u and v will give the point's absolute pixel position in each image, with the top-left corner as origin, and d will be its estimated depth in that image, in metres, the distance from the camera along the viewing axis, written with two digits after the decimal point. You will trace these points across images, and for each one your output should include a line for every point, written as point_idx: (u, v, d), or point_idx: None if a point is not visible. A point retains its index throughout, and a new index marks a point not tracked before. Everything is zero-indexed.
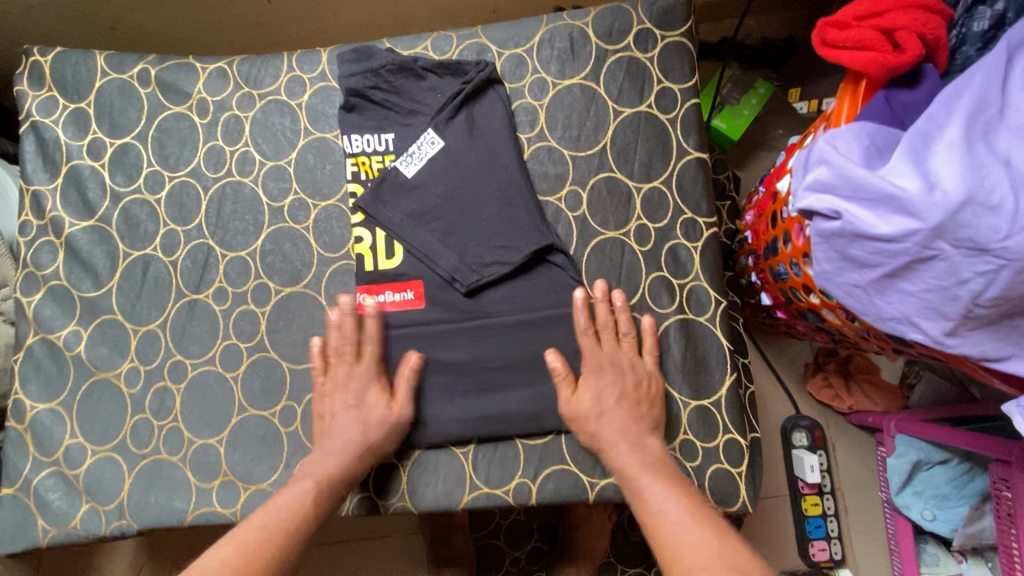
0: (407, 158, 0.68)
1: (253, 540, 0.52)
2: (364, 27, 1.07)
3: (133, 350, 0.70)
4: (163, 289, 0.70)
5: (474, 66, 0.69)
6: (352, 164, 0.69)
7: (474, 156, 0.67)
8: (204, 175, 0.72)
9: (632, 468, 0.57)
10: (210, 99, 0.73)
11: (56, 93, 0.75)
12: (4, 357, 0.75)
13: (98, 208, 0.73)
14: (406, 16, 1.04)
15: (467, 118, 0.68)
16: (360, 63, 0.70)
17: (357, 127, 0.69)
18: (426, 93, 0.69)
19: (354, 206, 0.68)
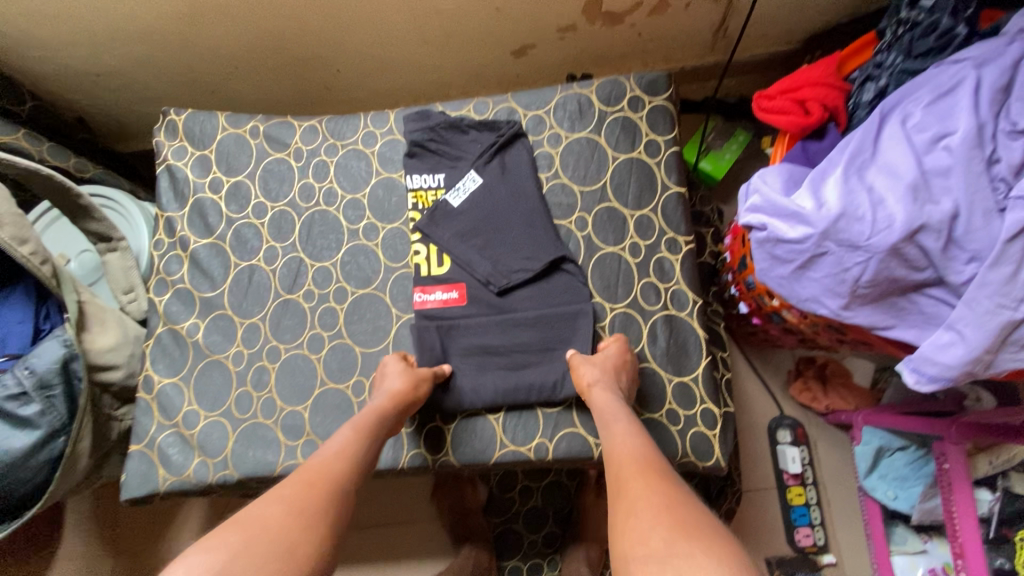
0: (454, 192, 0.89)
1: (317, 467, 0.64)
2: (412, 89, 1.32)
3: (239, 337, 0.89)
4: (264, 290, 0.91)
5: (506, 125, 0.91)
6: (412, 197, 0.90)
7: (506, 190, 0.88)
8: (298, 204, 0.94)
9: (610, 409, 0.70)
10: (304, 148, 0.96)
11: (186, 143, 0.98)
12: (133, 345, 0.96)
13: (216, 229, 0.94)
14: (448, 81, 1.29)
15: (501, 161, 0.90)
16: (420, 122, 0.92)
17: (417, 169, 0.91)
18: (469, 143, 0.91)
19: (414, 228, 0.89)
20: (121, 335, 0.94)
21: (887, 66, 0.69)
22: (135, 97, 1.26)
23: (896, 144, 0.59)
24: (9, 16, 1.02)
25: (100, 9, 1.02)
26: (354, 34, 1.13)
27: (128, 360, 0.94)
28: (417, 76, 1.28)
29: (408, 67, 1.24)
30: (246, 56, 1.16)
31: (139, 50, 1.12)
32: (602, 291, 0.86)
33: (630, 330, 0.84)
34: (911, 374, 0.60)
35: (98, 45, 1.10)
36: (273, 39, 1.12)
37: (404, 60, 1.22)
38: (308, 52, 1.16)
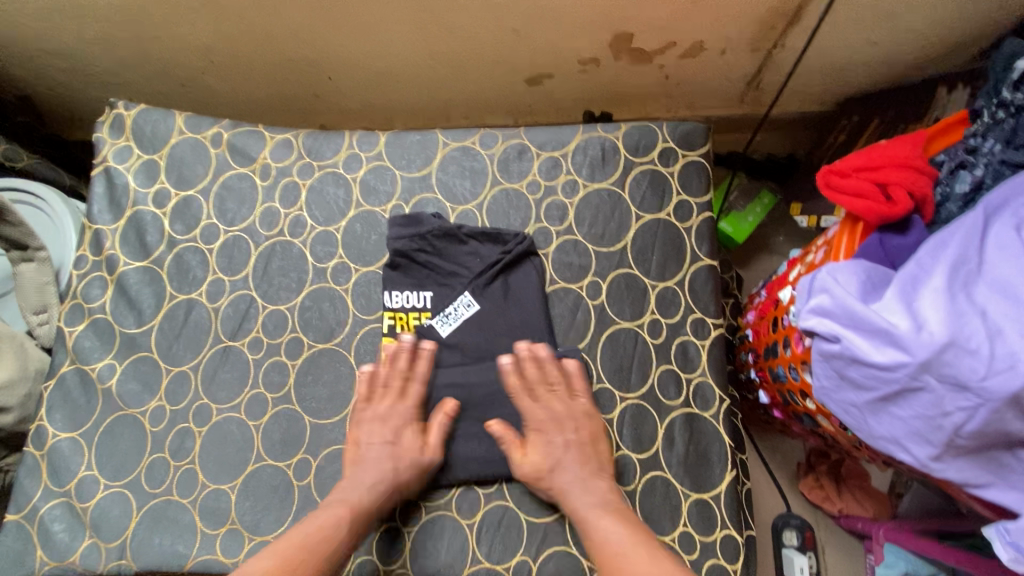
0: (443, 317, 0.73)
1: (286, 559, 0.56)
2: (411, 107, 1.19)
3: (162, 388, 0.72)
4: (201, 333, 0.74)
5: (515, 242, 0.74)
6: (389, 318, 0.73)
7: (507, 322, 0.73)
8: (257, 232, 0.78)
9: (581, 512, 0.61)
10: (274, 165, 0.80)
11: (133, 144, 0.82)
12: (32, 381, 0.78)
13: (153, 251, 0.78)
14: (452, 103, 1.16)
15: (503, 285, 0.74)
16: (409, 228, 0.75)
17: (398, 284, 0.74)
18: (466, 257, 0.75)
19: (387, 359, 0.72)
20: (16, 370, 0.76)
21: (985, 153, 0.57)
22: (90, 82, 1.10)
23: (1014, 257, 0.46)
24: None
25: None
26: (350, 40, 0.99)
27: (23, 401, 0.76)
28: (418, 93, 1.14)
29: (408, 83, 1.11)
30: (222, 50, 1.01)
31: (96, 30, 0.97)
32: (613, 376, 0.71)
33: (642, 429, 0.69)
34: (1007, 550, 0.46)
35: (46, 20, 0.94)
36: (256, 34, 0.97)
37: (405, 75, 1.09)
38: (295, 54, 1.02)
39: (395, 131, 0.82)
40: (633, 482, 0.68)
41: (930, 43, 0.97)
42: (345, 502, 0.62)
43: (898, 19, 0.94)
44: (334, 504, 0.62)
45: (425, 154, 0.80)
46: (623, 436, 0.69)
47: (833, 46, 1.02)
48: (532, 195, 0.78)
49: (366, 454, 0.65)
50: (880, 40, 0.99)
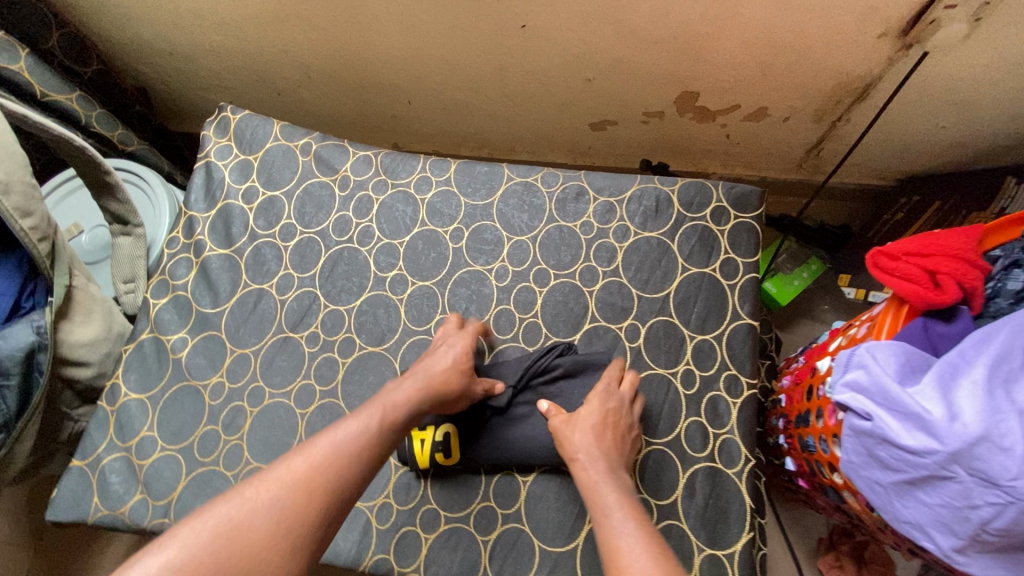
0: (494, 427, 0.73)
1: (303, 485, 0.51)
2: (479, 137, 1.26)
3: (225, 367, 0.79)
4: (267, 321, 0.81)
5: (566, 380, 0.74)
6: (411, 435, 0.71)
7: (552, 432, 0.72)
8: (330, 236, 0.85)
9: (590, 478, 0.60)
10: (353, 178, 0.88)
11: (233, 144, 0.91)
12: (112, 342, 0.86)
13: (236, 242, 0.86)
14: (518, 137, 1.23)
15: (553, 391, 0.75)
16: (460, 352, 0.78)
17: None
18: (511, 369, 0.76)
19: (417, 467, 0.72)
20: (102, 330, 0.84)
21: None
22: (200, 85, 1.23)
23: None
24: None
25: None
26: (436, 72, 1.07)
27: (102, 359, 0.85)
28: (488, 125, 1.22)
29: (481, 115, 1.18)
30: (320, 68, 1.11)
31: (217, 40, 1.08)
32: (641, 420, 0.74)
33: (663, 476, 0.71)
34: None
35: (178, 30, 1.07)
36: (351, 57, 1.06)
37: (479, 107, 1.16)
38: (383, 78, 1.11)
39: (465, 160, 0.88)
40: None
41: (999, 134, 0.98)
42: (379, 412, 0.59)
43: (968, 107, 0.95)
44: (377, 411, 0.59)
45: (490, 184, 0.86)
46: (644, 481, 0.71)
47: (899, 126, 1.03)
48: (585, 235, 0.83)
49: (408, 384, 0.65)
50: (947, 125, 1.00)
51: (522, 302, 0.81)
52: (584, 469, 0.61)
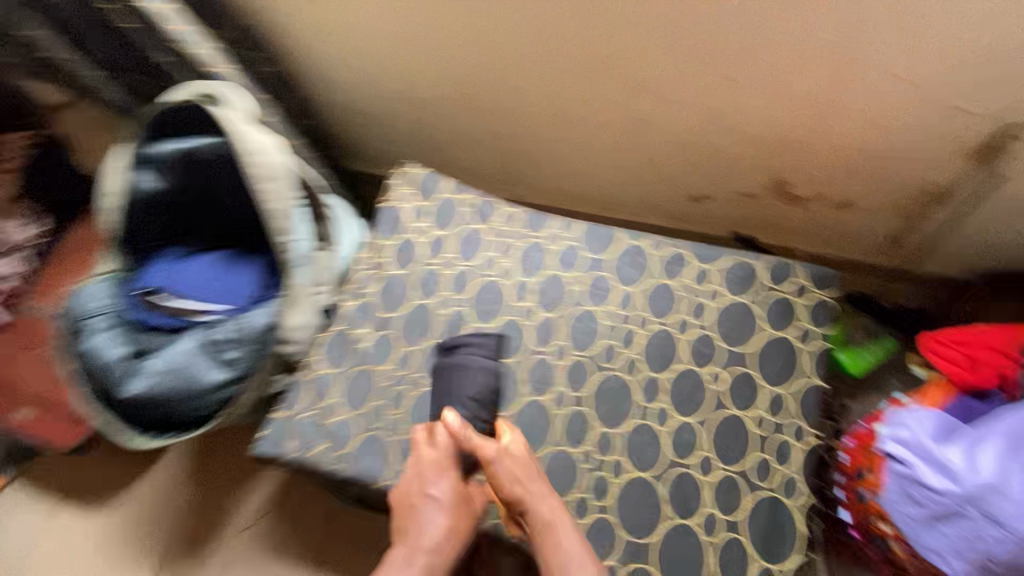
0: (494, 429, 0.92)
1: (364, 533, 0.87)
2: (587, 197, 1.50)
3: (394, 358, 1.06)
4: (426, 328, 1.07)
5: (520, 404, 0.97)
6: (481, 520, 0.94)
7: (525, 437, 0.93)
8: (479, 270, 1.11)
9: (556, 532, 0.84)
10: (501, 228, 1.15)
11: (413, 192, 1.21)
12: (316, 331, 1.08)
13: (410, 265, 1.14)
14: (622, 201, 1.46)
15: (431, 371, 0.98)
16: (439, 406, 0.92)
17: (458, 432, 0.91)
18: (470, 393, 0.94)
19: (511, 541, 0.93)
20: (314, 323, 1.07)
21: None
22: (370, 144, 1.54)
23: None
24: (321, 71, 1.33)
25: (390, 80, 1.31)
26: (567, 145, 1.35)
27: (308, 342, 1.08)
28: (598, 189, 1.46)
29: (594, 180, 1.42)
30: (473, 133, 1.40)
31: (395, 107, 1.39)
32: (719, 451, 0.93)
33: (732, 497, 0.90)
34: None
35: (371, 104, 1.40)
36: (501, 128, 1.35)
37: (594, 174, 1.40)
38: (521, 145, 1.39)
39: (589, 223, 1.12)
40: (716, 536, 0.89)
41: None
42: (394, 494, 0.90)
43: None
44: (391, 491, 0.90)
45: (608, 244, 1.09)
46: (716, 499, 0.90)
47: (976, 227, 1.16)
48: (682, 293, 1.02)
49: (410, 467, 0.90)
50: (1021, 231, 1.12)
51: (626, 339, 1.00)
52: (550, 527, 0.84)
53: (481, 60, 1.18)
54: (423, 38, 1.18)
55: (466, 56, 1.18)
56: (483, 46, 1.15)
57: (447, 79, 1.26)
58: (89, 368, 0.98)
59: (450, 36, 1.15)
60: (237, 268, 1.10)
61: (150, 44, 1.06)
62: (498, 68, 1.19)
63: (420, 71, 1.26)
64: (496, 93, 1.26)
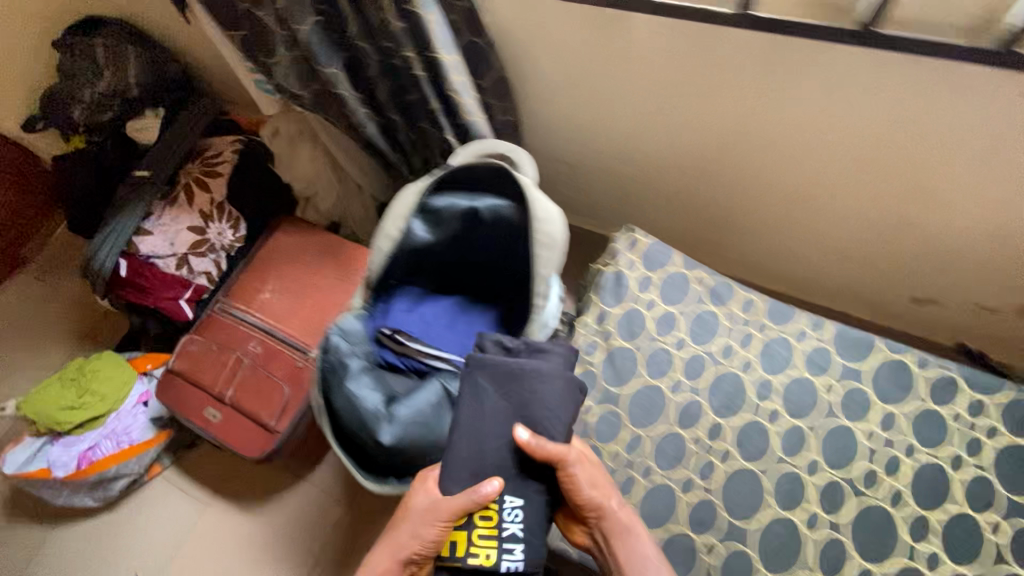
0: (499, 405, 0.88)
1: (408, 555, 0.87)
2: (786, 277, 1.47)
3: (622, 439, 1.02)
4: (657, 413, 1.02)
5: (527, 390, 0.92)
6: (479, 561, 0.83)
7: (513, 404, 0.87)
8: (716, 357, 1.05)
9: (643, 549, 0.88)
10: (739, 314, 1.09)
11: (638, 259, 1.17)
12: None
13: (637, 339, 1.09)
14: (829, 288, 1.43)
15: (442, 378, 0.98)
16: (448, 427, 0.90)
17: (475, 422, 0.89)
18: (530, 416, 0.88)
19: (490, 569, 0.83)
20: None
21: None
22: (566, 193, 1.54)
23: None
24: (556, 129, 1.34)
25: (629, 145, 1.31)
26: (789, 228, 1.34)
27: None
28: (805, 272, 1.43)
29: (805, 264, 1.40)
30: (686, 200, 1.39)
31: (612, 165, 1.39)
32: None
33: None
34: None
35: (593, 163, 1.41)
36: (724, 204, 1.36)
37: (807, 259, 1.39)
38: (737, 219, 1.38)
39: (840, 324, 1.06)
40: None
41: None
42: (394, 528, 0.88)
43: None
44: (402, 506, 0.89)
45: (863, 352, 1.02)
46: None
47: None
48: (954, 423, 0.94)
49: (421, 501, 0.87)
50: None
51: (889, 465, 0.93)
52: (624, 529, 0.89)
53: (750, 142, 1.18)
54: (691, 115, 1.18)
55: (732, 137, 1.18)
56: (758, 130, 1.15)
57: (695, 153, 1.26)
58: (341, 410, 0.95)
59: (726, 117, 1.15)
60: (472, 318, 1.10)
61: (424, 81, 1.07)
62: (764, 151, 1.18)
63: (667, 142, 1.26)
64: (744, 174, 1.25)
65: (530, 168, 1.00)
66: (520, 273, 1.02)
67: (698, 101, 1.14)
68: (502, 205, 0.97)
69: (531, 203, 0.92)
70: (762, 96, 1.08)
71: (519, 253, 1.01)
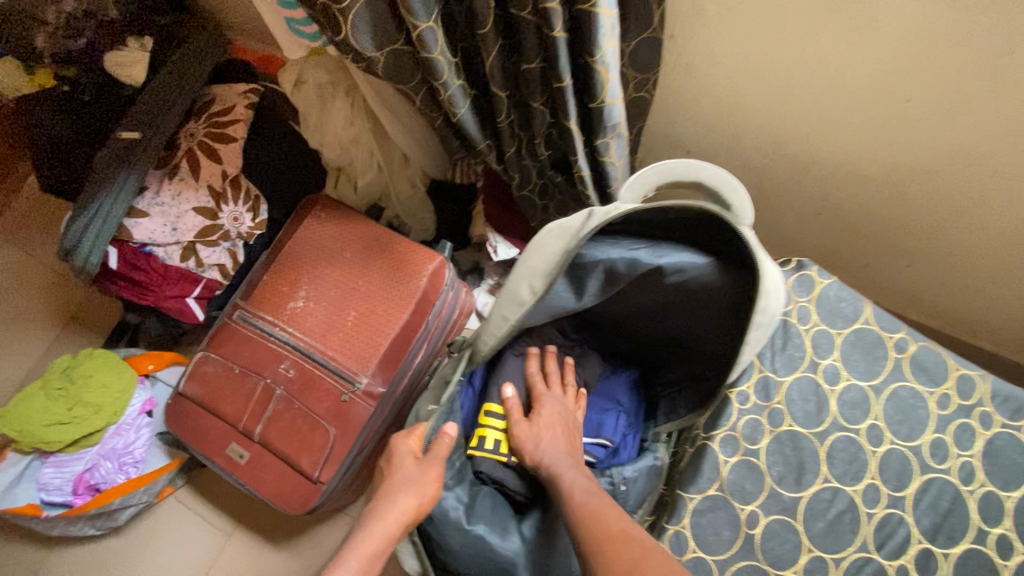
0: (566, 297, 0.76)
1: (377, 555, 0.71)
2: (941, 311, 1.20)
3: (801, 563, 0.78)
4: (848, 531, 0.78)
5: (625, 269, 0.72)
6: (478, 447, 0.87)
7: (617, 270, 0.72)
8: (924, 459, 0.80)
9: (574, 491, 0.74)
10: (954, 398, 0.81)
11: (814, 308, 0.87)
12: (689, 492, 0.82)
13: (816, 425, 0.83)
14: (995, 331, 1.17)
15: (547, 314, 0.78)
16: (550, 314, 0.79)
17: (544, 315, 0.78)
18: (619, 265, 0.72)
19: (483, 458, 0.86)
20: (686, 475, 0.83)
21: None
22: None
23: None
24: (703, 112, 1.02)
25: (799, 141, 0.99)
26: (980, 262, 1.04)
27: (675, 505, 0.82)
28: (970, 308, 1.15)
29: (978, 305, 1.13)
30: (844, 213, 1.08)
31: (756, 159, 1.07)
32: None
33: None
34: None
35: (734, 158, 1.09)
36: (898, 219, 1.04)
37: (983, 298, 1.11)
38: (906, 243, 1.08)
39: None
40: None
41: None
42: (395, 522, 0.71)
43: None
44: (393, 506, 0.71)
45: None
46: None
47: None
48: None
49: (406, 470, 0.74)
50: None
51: None
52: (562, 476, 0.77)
53: (991, 160, 0.86)
54: (915, 118, 0.85)
55: (964, 150, 0.86)
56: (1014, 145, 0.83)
57: (891, 164, 0.95)
58: (459, 553, 0.75)
59: (972, 127, 0.83)
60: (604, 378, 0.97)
61: (532, 30, 0.71)
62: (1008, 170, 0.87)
63: (858, 146, 0.95)
64: (950, 191, 0.94)
65: (745, 208, 0.83)
66: (693, 336, 0.83)
67: (941, 100, 0.82)
68: (700, 264, 0.70)
69: (763, 277, 0.65)
70: None
71: (705, 320, 0.79)
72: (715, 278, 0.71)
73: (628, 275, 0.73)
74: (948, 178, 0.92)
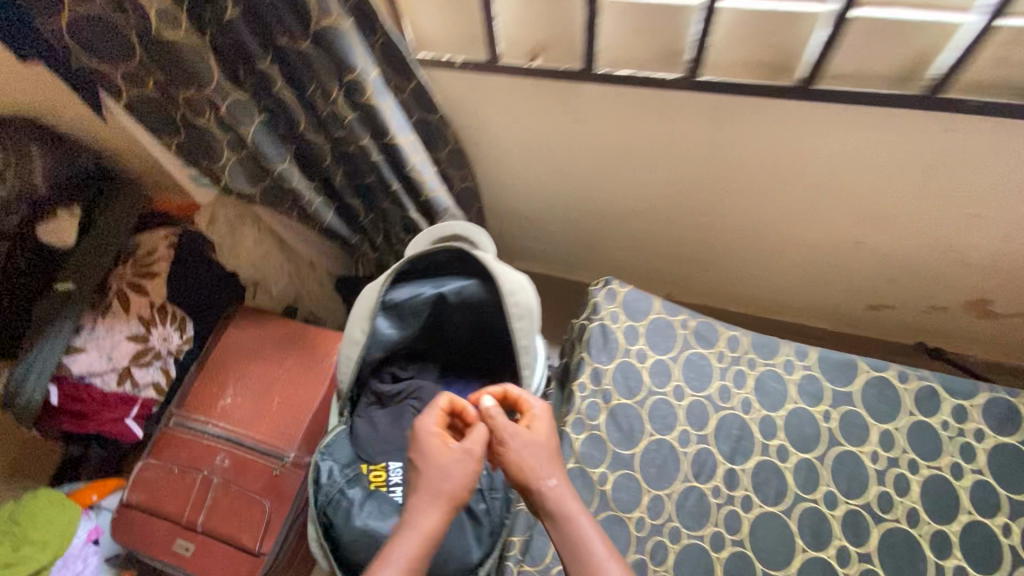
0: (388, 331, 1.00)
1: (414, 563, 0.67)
2: (748, 298, 1.53)
3: (644, 503, 0.99)
4: (673, 469, 1.01)
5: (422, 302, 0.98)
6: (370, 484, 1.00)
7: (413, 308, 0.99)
8: (716, 402, 1.06)
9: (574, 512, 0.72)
10: (728, 352, 1.10)
11: (621, 310, 1.16)
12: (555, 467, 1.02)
13: (636, 394, 1.08)
14: (789, 304, 1.50)
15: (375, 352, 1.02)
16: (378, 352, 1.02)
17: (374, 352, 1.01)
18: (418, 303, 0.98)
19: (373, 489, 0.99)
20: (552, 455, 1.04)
21: None
22: (520, 242, 1.54)
23: None
24: (519, 186, 1.35)
25: (591, 195, 1.33)
26: (747, 255, 1.39)
27: None
28: (765, 290, 1.48)
29: (766, 287, 1.46)
30: (646, 240, 1.42)
31: (570, 214, 1.40)
32: None
33: None
34: None
35: (556, 215, 1.42)
36: (681, 237, 1.38)
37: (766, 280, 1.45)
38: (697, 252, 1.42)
39: (822, 349, 1.09)
40: None
41: None
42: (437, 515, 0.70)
43: None
44: (437, 502, 0.70)
45: (850, 375, 1.05)
46: None
47: None
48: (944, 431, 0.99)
49: (439, 475, 0.72)
50: None
51: (899, 486, 0.97)
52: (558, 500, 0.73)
53: (712, 186, 1.23)
54: (652, 169, 1.21)
55: (692, 183, 1.22)
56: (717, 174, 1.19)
57: (656, 200, 1.30)
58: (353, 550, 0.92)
59: (687, 168, 1.19)
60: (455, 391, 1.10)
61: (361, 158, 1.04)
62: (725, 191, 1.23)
63: (630, 192, 1.29)
64: (700, 210, 1.29)
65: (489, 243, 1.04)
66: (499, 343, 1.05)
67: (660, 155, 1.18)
68: (467, 285, 0.97)
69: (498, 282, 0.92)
70: (719, 145, 1.12)
71: (494, 327, 1.02)
72: (481, 292, 0.98)
73: (425, 308, 0.99)
74: (694, 203, 1.27)
